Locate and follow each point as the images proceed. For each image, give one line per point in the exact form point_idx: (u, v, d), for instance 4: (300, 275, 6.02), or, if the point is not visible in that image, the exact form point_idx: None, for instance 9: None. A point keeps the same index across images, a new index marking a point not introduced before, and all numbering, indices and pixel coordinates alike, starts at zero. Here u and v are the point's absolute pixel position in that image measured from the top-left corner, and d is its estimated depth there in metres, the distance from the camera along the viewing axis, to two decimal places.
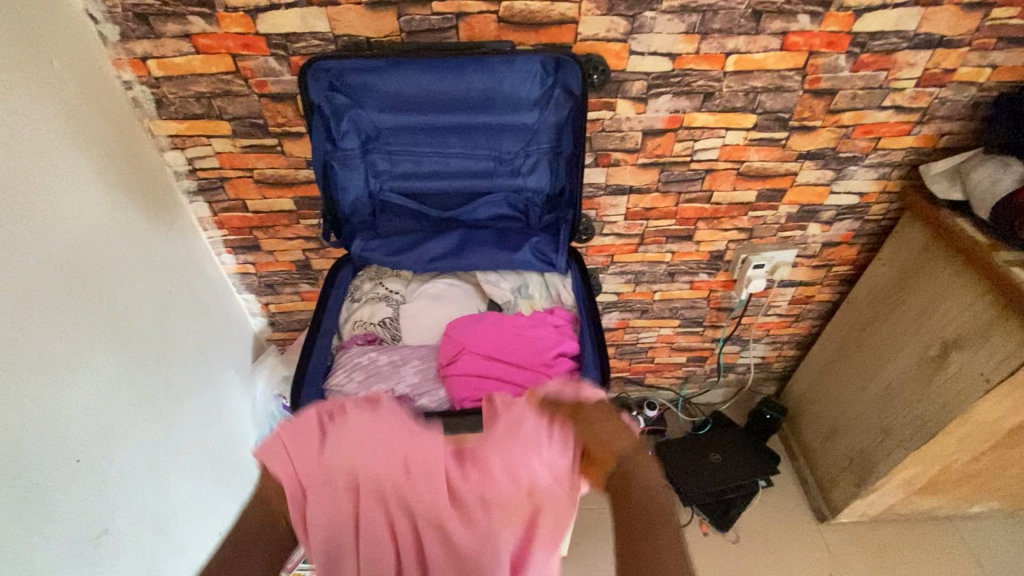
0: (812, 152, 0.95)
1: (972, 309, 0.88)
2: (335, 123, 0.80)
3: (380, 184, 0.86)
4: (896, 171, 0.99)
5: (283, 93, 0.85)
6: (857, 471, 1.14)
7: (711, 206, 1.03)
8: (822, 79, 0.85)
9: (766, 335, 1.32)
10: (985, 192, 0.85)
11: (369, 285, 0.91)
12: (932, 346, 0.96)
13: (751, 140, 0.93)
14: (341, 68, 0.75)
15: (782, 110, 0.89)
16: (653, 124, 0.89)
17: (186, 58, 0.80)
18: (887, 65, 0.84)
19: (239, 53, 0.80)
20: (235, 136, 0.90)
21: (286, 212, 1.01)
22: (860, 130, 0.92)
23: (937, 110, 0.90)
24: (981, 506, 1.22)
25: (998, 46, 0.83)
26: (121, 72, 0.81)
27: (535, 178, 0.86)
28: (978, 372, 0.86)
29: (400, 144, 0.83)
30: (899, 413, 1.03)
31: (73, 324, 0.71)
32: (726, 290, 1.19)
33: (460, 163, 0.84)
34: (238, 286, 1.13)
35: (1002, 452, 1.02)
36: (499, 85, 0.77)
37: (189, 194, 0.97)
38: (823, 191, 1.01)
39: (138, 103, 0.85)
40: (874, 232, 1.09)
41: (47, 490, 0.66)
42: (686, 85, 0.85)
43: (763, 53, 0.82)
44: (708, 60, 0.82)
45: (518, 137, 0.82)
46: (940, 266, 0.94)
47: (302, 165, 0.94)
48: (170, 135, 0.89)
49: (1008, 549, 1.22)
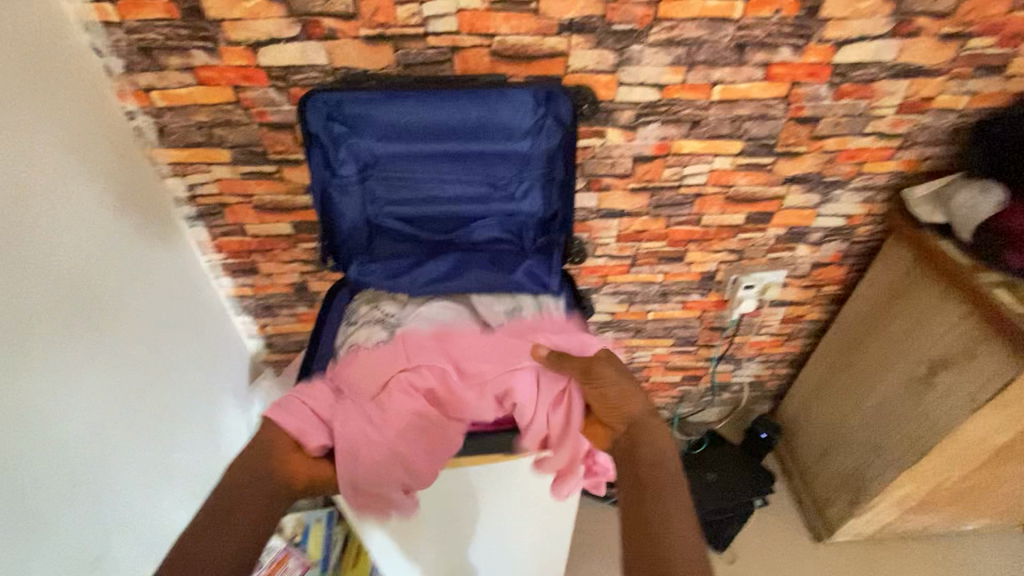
0: (798, 177, 0.98)
1: (957, 329, 0.90)
2: (333, 151, 0.82)
3: (376, 209, 0.88)
4: (880, 194, 1.01)
5: (282, 122, 0.87)
6: (852, 489, 1.15)
7: (701, 228, 1.05)
8: (805, 107, 0.88)
9: (758, 354, 1.33)
10: (966, 215, 0.87)
11: (365, 309, 0.89)
12: (920, 365, 0.97)
13: (738, 166, 0.95)
14: (339, 100, 0.78)
15: (767, 136, 0.92)
16: (643, 150, 0.92)
17: (188, 90, 0.83)
18: (867, 94, 0.87)
19: (240, 84, 0.82)
20: (234, 163, 0.92)
21: (283, 236, 1.03)
22: (843, 155, 0.95)
23: (917, 136, 0.93)
24: (975, 525, 1.22)
25: (973, 76, 0.86)
26: (125, 102, 0.83)
27: (528, 203, 0.88)
28: (966, 392, 0.88)
29: (396, 171, 0.85)
30: (891, 432, 1.04)
31: (75, 350, 0.72)
32: (718, 310, 1.21)
33: (455, 189, 0.87)
34: (236, 308, 1.15)
35: (993, 470, 1.03)
36: (492, 115, 0.80)
37: (189, 219, 0.99)
38: (810, 213, 1.04)
39: (140, 131, 0.87)
40: (862, 252, 1.11)
41: (47, 517, 0.67)
42: (673, 114, 0.88)
43: (747, 83, 0.85)
44: (694, 89, 0.85)
45: (512, 164, 0.85)
46: (925, 287, 0.96)
47: (301, 191, 0.96)
48: (171, 162, 0.91)
49: (1004, 568, 1.22)
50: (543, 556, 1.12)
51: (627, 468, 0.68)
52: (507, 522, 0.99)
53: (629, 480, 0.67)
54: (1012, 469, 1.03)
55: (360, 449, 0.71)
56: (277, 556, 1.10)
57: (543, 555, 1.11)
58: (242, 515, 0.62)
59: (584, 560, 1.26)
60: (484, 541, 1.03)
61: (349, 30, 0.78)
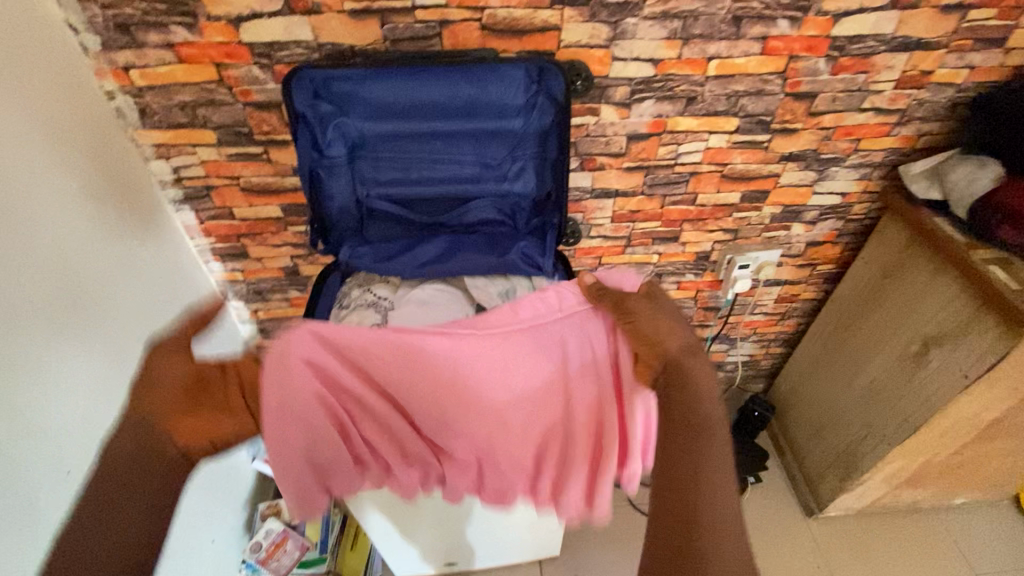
0: (795, 154, 0.96)
1: (952, 305, 0.90)
2: (321, 130, 0.79)
3: (367, 191, 0.86)
4: (877, 171, 1.00)
5: (268, 101, 0.85)
6: (843, 466, 1.16)
7: (696, 208, 1.04)
8: (802, 82, 0.87)
9: (753, 334, 1.33)
10: (962, 192, 0.87)
11: (357, 292, 0.90)
12: (914, 342, 0.97)
13: (734, 143, 0.94)
14: (326, 77, 0.75)
15: (764, 113, 0.90)
16: (637, 128, 0.90)
17: (169, 68, 0.80)
18: (865, 68, 0.86)
19: (222, 61, 0.80)
20: (220, 144, 0.89)
21: (273, 220, 1.01)
22: (840, 132, 0.94)
23: (915, 111, 0.92)
24: (963, 498, 1.25)
25: (973, 49, 0.85)
26: (103, 81, 0.81)
27: (521, 183, 0.87)
28: (959, 368, 0.88)
29: (386, 152, 0.83)
30: (883, 409, 1.05)
31: (62, 337, 0.71)
32: (712, 291, 1.21)
33: (447, 169, 0.85)
34: (227, 294, 1.13)
35: (983, 445, 1.04)
36: (484, 92, 0.78)
37: (175, 202, 0.97)
38: (806, 191, 1.03)
39: (121, 112, 0.84)
40: (857, 231, 1.11)
41: (41, 506, 0.66)
42: (668, 90, 0.86)
43: (743, 57, 0.83)
44: (690, 64, 0.83)
45: (505, 143, 0.83)
46: (920, 264, 0.96)
47: (289, 172, 0.94)
48: (155, 144, 0.89)
49: (990, 539, 1.25)
50: (540, 534, 1.14)
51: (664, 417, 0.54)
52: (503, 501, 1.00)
53: (662, 429, 0.54)
54: (1002, 443, 1.04)
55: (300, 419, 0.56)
56: (276, 538, 1.12)
57: (539, 534, 1.13)
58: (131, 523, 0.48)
59: (581, 538, 1.28)
60: (481, 520, 1.05)
61: (335, 4, 0.75)
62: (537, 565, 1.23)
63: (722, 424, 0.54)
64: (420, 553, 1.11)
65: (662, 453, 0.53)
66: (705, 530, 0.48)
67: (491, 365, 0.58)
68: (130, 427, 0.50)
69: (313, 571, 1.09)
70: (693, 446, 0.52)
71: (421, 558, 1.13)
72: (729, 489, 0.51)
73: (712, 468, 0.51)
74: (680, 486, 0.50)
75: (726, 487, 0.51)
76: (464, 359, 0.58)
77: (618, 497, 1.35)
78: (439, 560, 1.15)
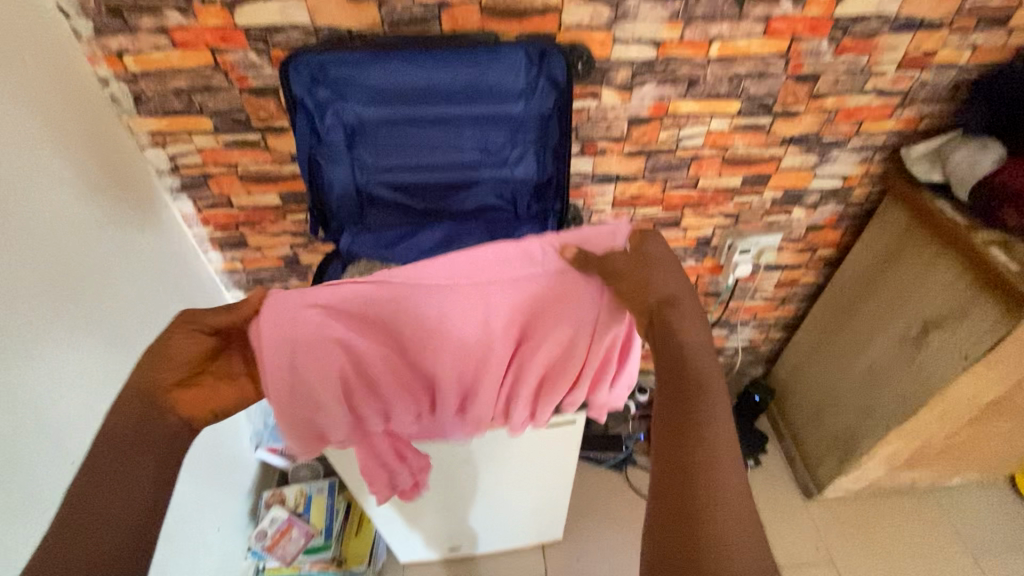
0: (796, 137, 0.96)
1: (952, 288, 0.90)
2: (319, 117, 0.78)
3: (366, 178, 0.85)
4: (878, 154, 1.00)
5: (265, 87, 0.83)
6: (842, 448, 1.18)
7: (697, 192, 1.03)
8: (805, 64, 0.86)
9: (753, 319, 1.34)
10: (964, 172, 0.87)
11: (359, 280, 0.89)
12: (913, 325, 0.98)
13: (735, 127, 0.93)
14: (323, 62, 0.74)
15: (766, 95, 0.89)
16: (639, 112, 0.90)
17: (164, 53, 0.78)
18: (868, 49, 0.85)
19: (218, 46, 0.78)
20: (216, 132, 0.88)
21: (271, 208, 1.01)
22: (842, 114, 0.93)
23: (917, 93, 0.91)
24: (960, 479, 1.26)
25: (976, 29, 0.84)
26: (97, 68, 0.79)
27: (521, 168, 0.86)
28: (958, 350, 0.89)
29: (384, 138, 0.82)
30: (883, 392, 1.05)
31: (61, 329, 0.71)
32: (712, 276, 1.21)
33: (447, 155, 0.84)
34: (227, 283, 1.13)
35: (980, 426, 1.05)
36: (483, 77, 0.77)
37: (172, 191, 0.96)
38: (807, 175, 1.02)
39: (115, 99, 0.83)
40: (857, 214, 1.11)
41: (45, 496, 0.67)
42: (670, 73, 0.85)
43: (746, 39, 0.82)
44: (692, 46, 0.82)
45: (505, 128, 0.82)
46: (920, 247, 0.96)
47: (287, 160, 0.93)
48: (150, 132, 0.88)
49: (985, 519, 1.27)
50: (543, 519, 1.15)
51: (665, 371, 0.53)
52: (505, 486, 1.01)
53: (664, 382, 0.53)
54: (999, 425, 1.05)
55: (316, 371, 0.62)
56: (281, 526, 1.13)
57: (541, 518, 1.14)
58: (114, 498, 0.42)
59: (583, 522, 1.29)
60: (485, 506, 1.06)
61: None
62: (540, 549, 1.25)
63: (719, 377, 0.52)
64: (424, 538, 1.12)
65: (660, 415, 0.51)
66: (706, 483, 0.45)
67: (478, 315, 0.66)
68: (131, 391, 0.48)
69: (318, 557, 1.11)
70: (686, 402, 0.50)
71: (424, 544, 1.14)
72: (728, 438, 0.48)
73: (711, 421, 0.49)
74: (680, 441, 0.48)
75: (729, 442, 0.48)
76: (454, 308, 0.66)
77: (619, 480, 1.36)
78: (443, 545, 1.16)
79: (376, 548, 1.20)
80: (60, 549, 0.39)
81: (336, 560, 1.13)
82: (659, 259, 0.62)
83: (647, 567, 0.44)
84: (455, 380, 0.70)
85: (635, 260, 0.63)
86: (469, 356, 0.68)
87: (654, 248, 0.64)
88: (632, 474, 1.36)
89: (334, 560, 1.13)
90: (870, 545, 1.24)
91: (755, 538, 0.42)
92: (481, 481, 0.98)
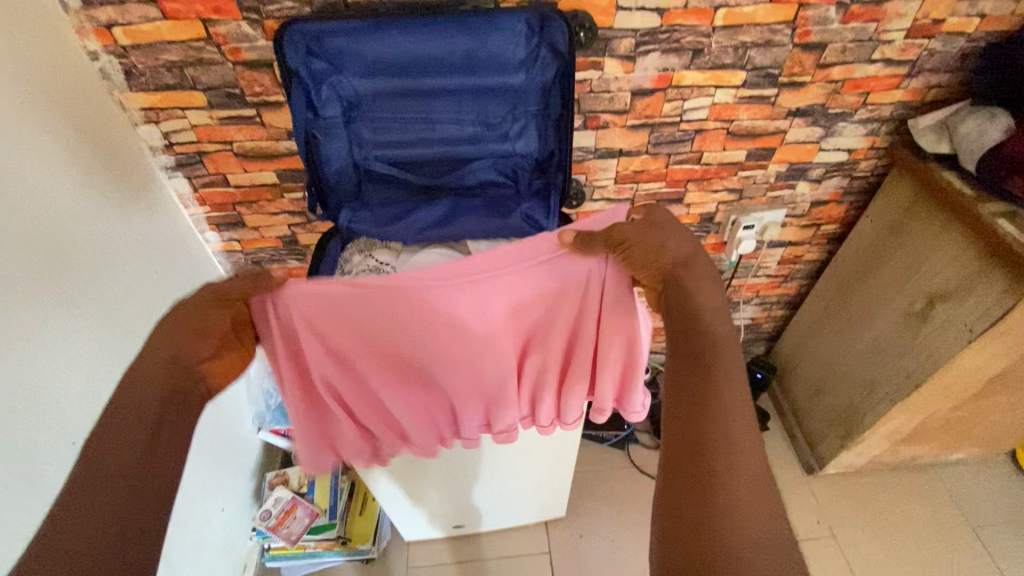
0: (802, 109, 0.94)
1: (957, 261, 0.89)
2: (315, 89, 0.76)
3: (364, 153, 0.84)
4: (884, 126, 0.98)
5: (258, 60, 0.81)
6: (844, 424, 1.18)
7: (701, 167, 1.02)
8: (812, 32, 0.84)
9: (755, 297, 1.33)
10: (971, 143, 0.85)
11: (359, 258, 0.88)
12: (918, 299, 0.97)
13: (740, 98, 0.91)
14: (318, 32, 0.72)
15: (772, 65, 0.87)
16: (642, 83, 0.88)
17: (154, 25, 0.76)
18: (877, 16, 0.83)
19: (210, 17, 0.76)
20: (210, 107, 0.86)
21: (268, 186, 0.99)
22: (849, 85, 0.91)
23: (925, 62, 0.89)
24: (961, 454, 1.27)
25: None
26: (86, 41, 0.77)
27: (522, 142, 0.85)
28: (962, 323, 0.88)
29: (382, 111, 0.80)
30: (886, 366, 1.05)
31: (56, 309, 0.70)
32: (715, 253, 1.20)
33: (446, 129, 0.83)
34: (225, 264, 1.12)
35: (982, 401, 1.05)
36: (482, 47, 0.75)
37: (167, 170, 0.94)
38: (811, 148, 1.01)
39: (106, 74, 0.81)
40: (862, 188, 1.09)
41: (45, 476, 0.66)
42: (674, 42, 0.83)
43: (752, 6, 0.80)
44: (697, 14, 0.80)
45: (505, 100, 0.80)
46: (926, 220, 0.95)
47: (283, 136, 0.91)
48: (142, 108, 0.86)
49: (984, 493, 1.28)
50: (547, 497, 1.15)
51: (678, 330, 0.55)
52: (509, 463, 1.01)
53: (677, 341, 0.55)
54: (1001, 399, 1.05)
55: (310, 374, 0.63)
56: (285, 506, 1.14)
57: (544, 496, 1.15)
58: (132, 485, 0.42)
59: (585, 499, 1.30)
60: (489, 484, 1.06)
61: None
62: (544, 526, 1.26)
63: (732, 343, 0.53)
64: (427, 516, 1.13)
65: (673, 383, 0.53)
66: (721, 446, 0.46)
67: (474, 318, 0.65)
68: (164, 359, 0.47)
69: (323, 536, 1.13)
70: (702, 370, 0.51)
71: (428, 522, 1.15)
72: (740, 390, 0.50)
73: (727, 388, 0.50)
74: (694, 408, 0.49)
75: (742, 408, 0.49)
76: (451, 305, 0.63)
77: (621, 459, 1.37)
78: (447, 524, 1.17)
79: (380, 527, 1.21)
80: (73, 528, 0.39)
81: (341, 539, 1.15)
82: (667, 224, 0.60)
83: (660, 508, 0.46)
84: (459, 375, 0.69)
85: (644, 229, 0.59)
86: (473, 353, 0.68)
87: (659, 214, 0.61)
88: (633, 452, 1.37)
89: (338, 538, 1.15)
90: (869, 520, 1.25)
91: (767, 500, 0.44)
92: (484, 459, 0.98)
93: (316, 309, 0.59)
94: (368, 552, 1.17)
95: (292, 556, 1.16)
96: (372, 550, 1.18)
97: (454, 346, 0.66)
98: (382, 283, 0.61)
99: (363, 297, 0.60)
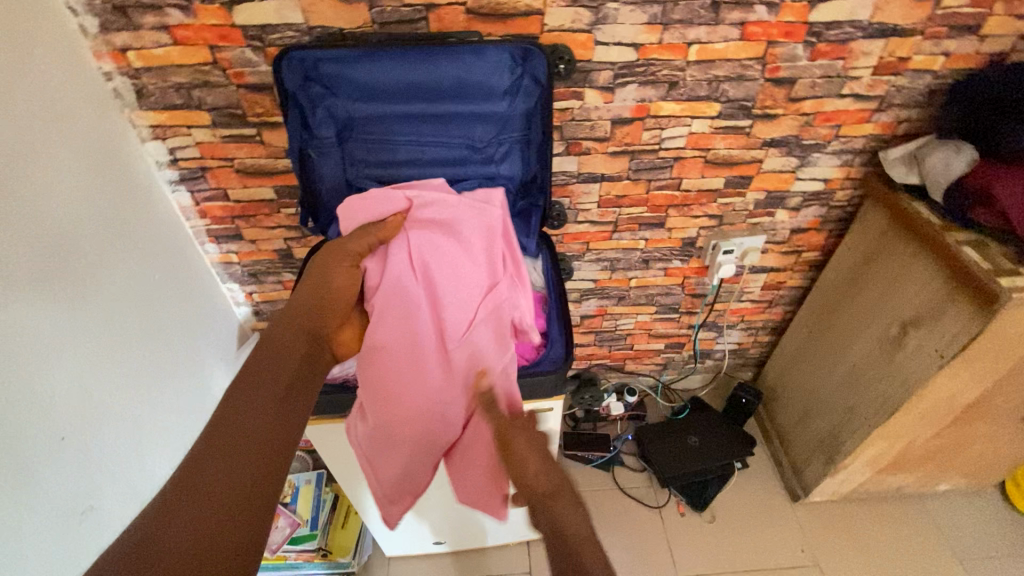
0: (776, 140, 0.98)
1: (927, 287, 0.92)
2: (310, 111, 0.81)
3: (356, 171, 0.88)
4: (858, 158, 1.02)
5: (260, 83, 0.87)
6: (827, 449, 1.18)
7: (681, 192, 1.06)
8: (782, 68, 0.88)
9: (740, 322, 1.36)
10: (938, 174, 0.89)
11: None
12: (893, 326, 0.99)
13: (716, 128, 0.96)
14: (315, 59, 0.77)
15: (744, 98, 0.92)
16: (621, 113, 0.93)
17: (165, 50, 0.82)
18: (843, 54, 0.87)
19: (216, 44, 0.82)
20: (214, 126, 0.92)
21: (266, 202, 1.05)
22: (820, 118, 0.96)
23: (894, 98, 0.93)
24: (948, 485, 1.26)
25: (950, 35, 0.85)
26: (101, 63, 0.83)
27: (507, 165, 0.89)
28: (934, 348, 0.90)
29: (375, 133, 0.85)
30: (865, 391, 1.07)
31: (59, 307, 0.73)
32: (699, 277, 1.23)
33: (435, 151, 0.87)
34: (222, 276, 1.17)
35: (965, 428, 1.05)
36: (469, 75, 0.80)
37: (171, 183, 1.00)
38: (788, 177, 1.05)
39: (118, 93, 0.87)
40: (840, 218, 1.13)
41: (33, 466, 0.68)
42: (651, 75, 0.88)
43: (723, 43, 0.85)
44: (671, 49, 0.85)
45: (490, 125, 0.85)
46: (900, 247, 0.98)
47: (281, 155, 0.97)
48: (151, 125, 0.91)
49: (974, 526, 1.27)
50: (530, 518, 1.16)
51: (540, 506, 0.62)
52: None
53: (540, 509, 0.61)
54: (984, 427, 1.06)
55: (412, 398, 0.73)
56: None
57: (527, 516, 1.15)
58: (240, 456, 0.50)
59: None
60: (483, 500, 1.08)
61: None
62: (526, 545, 1.26)
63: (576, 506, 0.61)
64: (413, 530, 1.14)
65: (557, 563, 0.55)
66: None
67: (464, 269, 0.78)
68: (307, 303, 0.70)
69: (304, 547, 1.12)
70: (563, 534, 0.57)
71: (411, 537, 1.16)
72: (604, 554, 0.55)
73: (548, 503, 0.62)
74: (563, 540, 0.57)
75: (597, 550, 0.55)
76: (446, 252, 0.78)
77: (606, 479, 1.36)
78: (429, 540, 1.18)
79: (362, 540, 1.22)
80: (179, 511, 0.46)
81: (321, 551, 1.14)
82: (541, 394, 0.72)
83: None
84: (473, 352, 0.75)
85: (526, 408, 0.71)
86: (465, 317, 0.76)
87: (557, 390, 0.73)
88: (619, 473, 1.37)
89: (319, 550, 1.14)
90: (855, 548, 1.24)
91: None
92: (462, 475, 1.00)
93: (402, 332, 0.74)
94: (348, 566, 1.17)
95: (275, 565, 1.15)
96: (352, 563, 1.18)
97: (455, 323, 0.75)
98: (422, 293, 0.76)
99: (414, 295, 0.76)
